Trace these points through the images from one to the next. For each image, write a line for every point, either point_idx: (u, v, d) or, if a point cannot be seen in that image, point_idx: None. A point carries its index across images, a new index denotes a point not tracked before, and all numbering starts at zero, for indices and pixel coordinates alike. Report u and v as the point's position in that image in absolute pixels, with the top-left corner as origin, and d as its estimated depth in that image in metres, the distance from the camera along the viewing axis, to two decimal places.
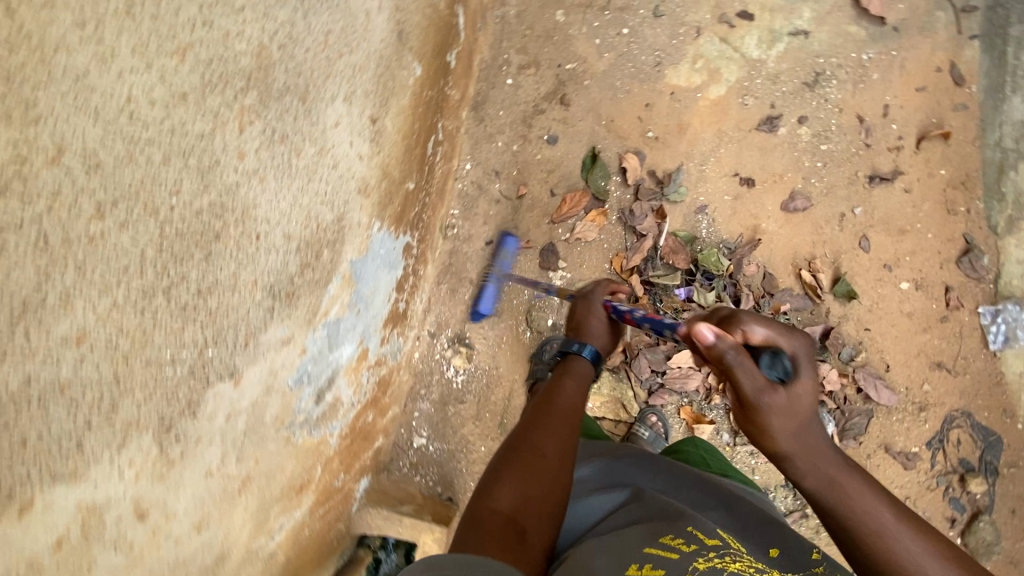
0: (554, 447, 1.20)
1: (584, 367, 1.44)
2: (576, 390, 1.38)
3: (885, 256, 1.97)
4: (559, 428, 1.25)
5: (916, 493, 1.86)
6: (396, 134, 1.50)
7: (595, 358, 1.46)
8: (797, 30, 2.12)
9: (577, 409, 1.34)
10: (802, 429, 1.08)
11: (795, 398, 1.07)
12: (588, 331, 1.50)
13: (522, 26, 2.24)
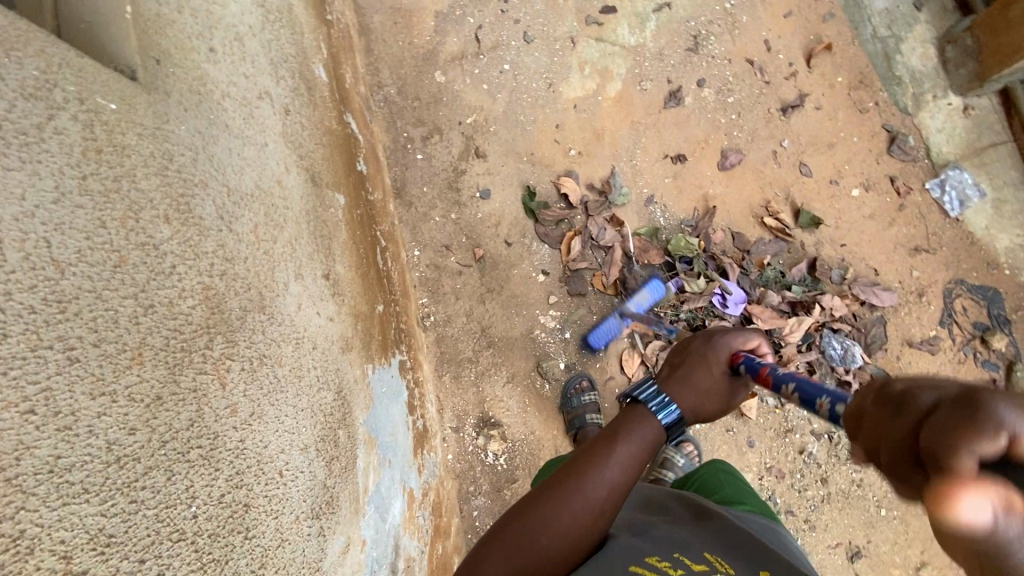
0: (566, 533, 0.80)
1: (651, 431, 0.88)
2: (632, 460, 0.87)
3: (827, 173, 2.04)
4: (583, 511, 0.82)
5: (952, 372, 1.89)
6: (349, 271, 1.43)
7: (674, 423, 0.89)
8: (659, 5, 2.19)
9: (621, 489, 0.84)
10: None
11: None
12: (689, 379, 0.93)
13: (409, 100, 2.21)
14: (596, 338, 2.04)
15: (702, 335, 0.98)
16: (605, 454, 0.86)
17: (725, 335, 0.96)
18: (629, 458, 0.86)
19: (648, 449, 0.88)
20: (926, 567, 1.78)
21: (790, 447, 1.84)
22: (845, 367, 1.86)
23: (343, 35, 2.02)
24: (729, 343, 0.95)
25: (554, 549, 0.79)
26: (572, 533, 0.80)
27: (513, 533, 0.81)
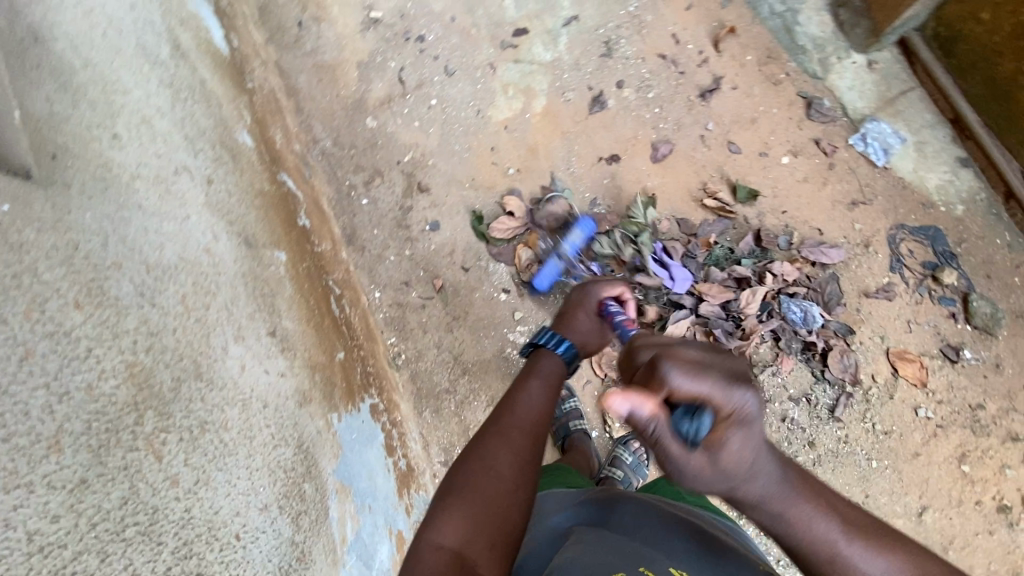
0: (512, 458, 0.90)
1: (554, 365, 1.11)
2: (547, 388, 1.05)
3: (755, 147, 2.11)
4: (521, 439, 0.94)
5: (913, 314, 1.92)
6: (300, 325, 1.44)
7: (569, 357, 1.14)
8: (567, 19, 2.29)
9: (545, 412, 1.01)
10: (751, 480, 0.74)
11: (735, 446, 0.71)
12: (572, 325, 1.20)
13: (346, 150, 2.26)
14: (539, 282, 2.07)
15: (585, 289, 1.24)
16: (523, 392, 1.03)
17: (601, 286, 1.23)
18: (545, 386, 1.05)
19: (557, 381, 1.09)
20: (929, 513, 1.75)
21: (771, 417, 1.84)
22: (808, 328, 1.88)
23: (268, 100, 2.07)
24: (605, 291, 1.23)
25: (505, 475, 0.88)
26: (516, 455, 0.91)
27: (470, 466, 0.88)
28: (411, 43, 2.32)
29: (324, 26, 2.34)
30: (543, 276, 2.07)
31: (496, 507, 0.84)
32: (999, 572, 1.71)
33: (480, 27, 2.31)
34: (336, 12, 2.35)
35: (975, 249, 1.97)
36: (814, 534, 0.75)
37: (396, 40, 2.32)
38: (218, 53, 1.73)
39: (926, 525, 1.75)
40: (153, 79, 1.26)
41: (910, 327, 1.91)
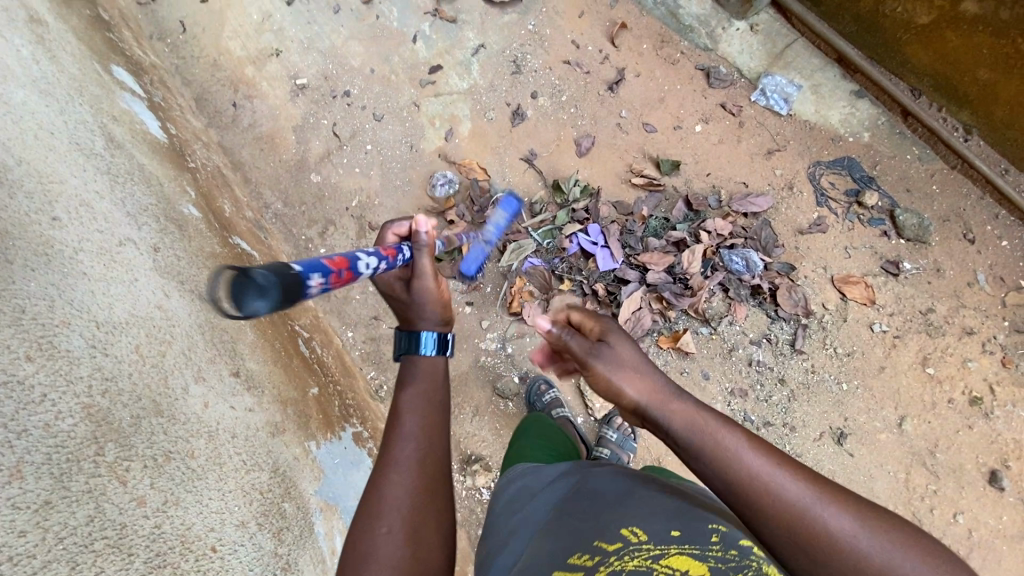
0: (398, 498, 0.89)
1: (427, 364, 1.06)
2: (425, 398, 1.02)
3: (669, 123, 2.26)
4: (407, 473, 0.92)
5: (848, 239, 2.01)
6: (266, 365, 1.52)
7: (438, 340, 1.08)
8: (474, 49, 2.47)
9: (427, 430, 0.98)
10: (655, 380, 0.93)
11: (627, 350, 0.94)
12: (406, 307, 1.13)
13: (296, 207, 2.39)
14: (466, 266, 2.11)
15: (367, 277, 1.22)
16: (403, 408, 1.00)
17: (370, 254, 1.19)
18: (421, 400, 1.01)
19: (435, 381, 1.05)
20: (907, 421, 1.81)
21: (739, 364, 1.91)
22: (751, 274, 1.97)
23: (214, 177, 2.23)
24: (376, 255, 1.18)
25: (395, 525, 0.86)
26: (403, 495, 0.90)
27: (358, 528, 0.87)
28: (338, 100, 2.49)
29: (257, 102, 2.52)
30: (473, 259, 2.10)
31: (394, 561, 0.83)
32: (988, 462, 1.77)
33: (398, 72, 2.50)
34: (265, 87, 2.54)
35: (891, 168, 2.08)
36: (718, 440, 0.81)
37: (324, 99, 2.50)
38: (155, 142, 1.89)
39: (907, 434, 1.80)
40: (91, 169, 1.41)
41: (848, 252, 2.00)
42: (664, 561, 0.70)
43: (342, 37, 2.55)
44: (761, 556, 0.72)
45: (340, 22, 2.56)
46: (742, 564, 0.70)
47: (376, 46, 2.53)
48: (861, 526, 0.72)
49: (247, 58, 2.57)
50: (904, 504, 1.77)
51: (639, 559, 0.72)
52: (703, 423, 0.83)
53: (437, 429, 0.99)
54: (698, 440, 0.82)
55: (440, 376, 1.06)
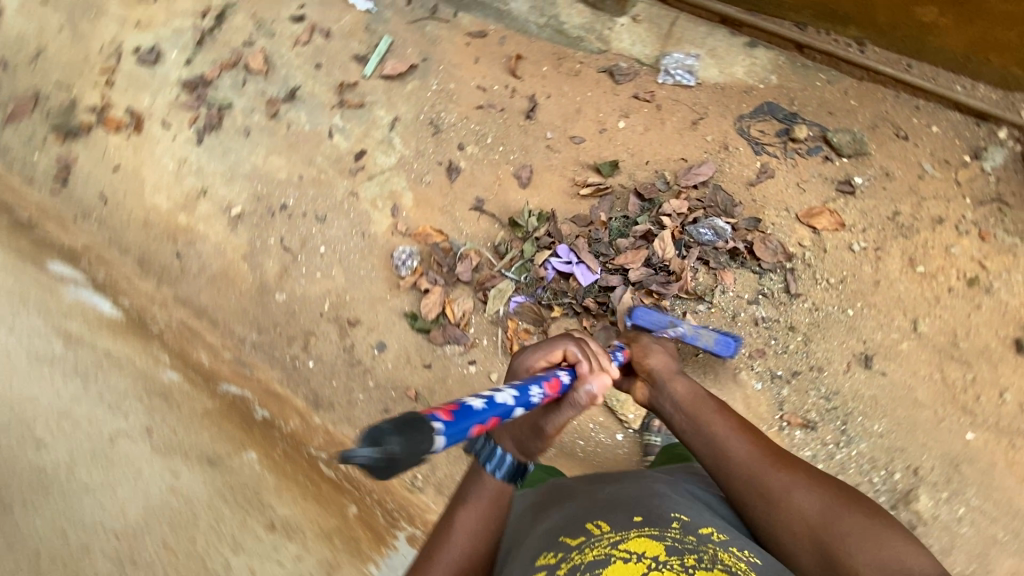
0: None
1: (490, 483, 1.18)
2: (479, 511, 1.16)
3: (593, 128, 2.32)
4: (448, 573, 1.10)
5: (797, 175, 2.08)
6: (298, 503, 1.46)
7: (512, 475, 1.18)
8: (389, 124, 2.52)
9: (476, 542, 1.13)
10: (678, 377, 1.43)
11: (661, 362, 1.47)
12: (523, 435, 1.19)
13: (271, 331, 2.35)
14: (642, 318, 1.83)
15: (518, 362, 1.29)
16: (460, 519, 1.15)
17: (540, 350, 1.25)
18: (477, 515, 1.16)
19: (495, 503, 1.17)
20: (921, 323, 1.84)
21: (747, 328, 1.92)
22: (723, 239, 2.00)
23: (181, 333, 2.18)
24: (539, 360, 1.23)
25: None
26: None
27: None
28: (277, 215, 2.49)
29: (199, 244, 2.50)
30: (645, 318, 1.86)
31: None
32: (1010, 334, 1.79)
33: (326, 170, 2.52)
34: (203, 227, 2.53)
35: (808, 98, 2.17)
36: (713, 422, 1.25)
37: (264, 219, 2.49)
38: (111, 321, 1.84)
39: (926, 335, 1.83)
40: (54, 373, 1.39)
41: (802, 188, 2.05)
42: (623, 545, 0.90)
43: (262, 155, 2.57)
44: (711, 545, 0.91)
45: (255, 143, 2.59)
46: (694, 549, 0.89)
47: (296, 153, 2.55)
48: (798, 483, 1.08)
49: (176, 206, 2.57)
50: (951, 402, 1.78)
51: (601, 549, 0.90)
52: (704, 411, 1.28)
53: (481, 544, 1.14)
54: (692, 406, 1.32)
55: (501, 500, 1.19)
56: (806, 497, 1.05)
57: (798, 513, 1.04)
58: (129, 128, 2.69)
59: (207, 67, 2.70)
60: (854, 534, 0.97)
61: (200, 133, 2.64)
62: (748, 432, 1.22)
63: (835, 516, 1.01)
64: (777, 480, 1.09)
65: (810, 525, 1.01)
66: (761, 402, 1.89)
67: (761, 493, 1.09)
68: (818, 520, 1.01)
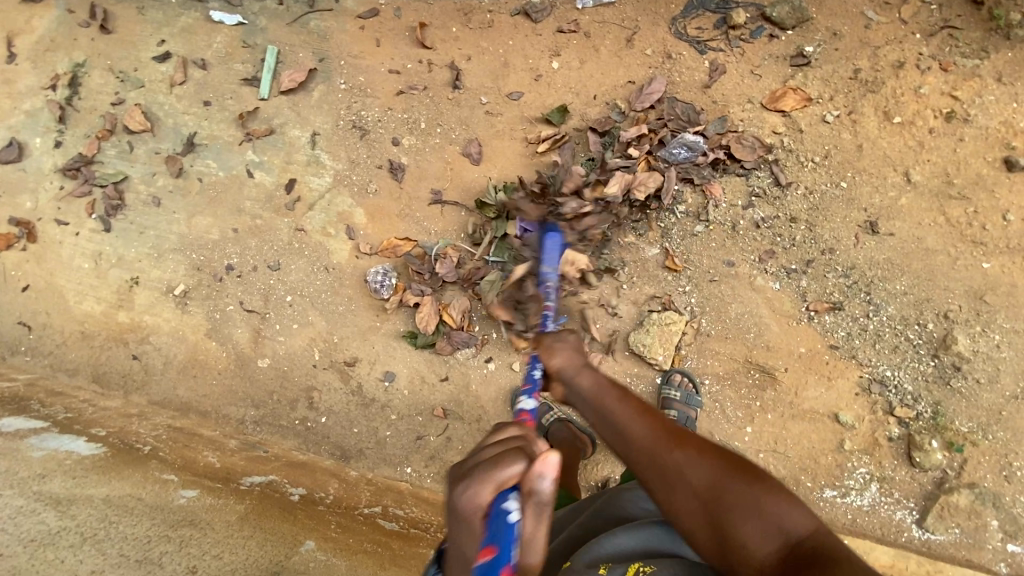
0: None
1: None
2: None
3: (527, 78, 2.14)
4: None
5: (748, 63, 1.98)
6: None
7: None
8: (310, 143, 2.27)
9: None
10: (574, 365, 1.18)
11: (568, 359, 1.18)
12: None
13: (269, 401, 2.16)
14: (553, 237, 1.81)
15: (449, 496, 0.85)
16: None
17: (477, 478, 0.80)
18: None
19: None
20: (913, 173, 1.82)
21: (750, 233, 1.89)
22: (699, 151, 1.91)
23: (176, 439, 1.98)
24: (481, 490, 0.79)
25: None
26: None
27: None
28: (227, 278, 2.24)
29: (154, 338, 2.25)
30: (551, 251, 1.74)
31: None
32: (997, 156, 1.79)
33: (260, 214, 2.26)
34: (151, 319, 2.26)
35: None
36: (614, 412, 1.07)
37: (214, 288, 2.24)
38: (96, 461, 1.64)
39: (920, 183, 1.82)
40: (63, 552, 1.21)
41: (757, 75, 1.97)
42: None
43: (185, 221, 2.30)
44: None
45: (171, 210, 2.31)
46: None
47: (221, 206, 2.28)
48: (700, 474, 0.93)
49: (111, 307, 2.29)
50: (960, 239, 1.80)
51: None
52: (605, 404, 1.09)
53: None
54: (594, 398, 1.11)
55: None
56: (701, 473, 0.94)
57: (693, 493, 0.92)
58: (20, 240, 2.34)
59: (81, 143, 2.35)
60: (745, 511, 0.88)
61: (104, 219, 2.33)
62: (644, 408, 1.07)
63: (727, 489, 0.91)
64: (678, 474, 0.94)
65: (706, 505, 0.90)
66: (785, 300, 1.88)
67: (659, 476, 0.96)
68: (713, 496, 0.91)
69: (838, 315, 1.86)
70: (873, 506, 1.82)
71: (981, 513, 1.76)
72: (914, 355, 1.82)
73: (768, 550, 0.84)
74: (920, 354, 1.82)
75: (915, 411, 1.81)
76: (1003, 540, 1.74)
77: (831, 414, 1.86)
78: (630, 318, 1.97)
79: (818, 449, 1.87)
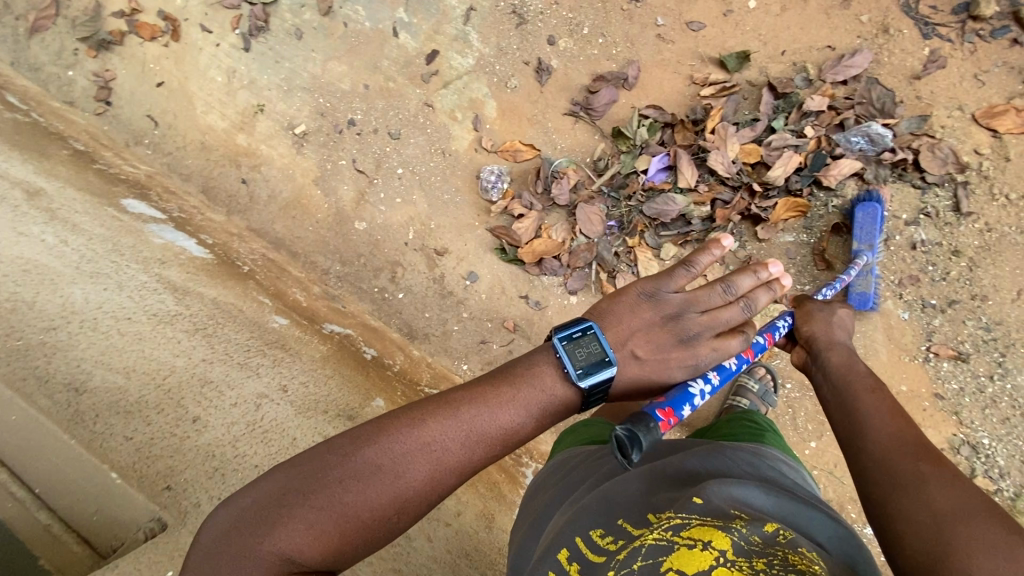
0: (447, 438, 0.87)
1: (553, 384, 0.94)
2: (522, 418, 0.92)
3: (716, 11, 1.93)
4: (464, 440, 0.88)
5: (975, 65, 1.73)
6: None
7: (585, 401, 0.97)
8: (464, 17, 2.15)
9: (510, 431, 0.91)
10: (840, 351, 1.19)
11: (825, 329, 1.25)
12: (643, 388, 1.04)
13: (355, 262, 2.21)
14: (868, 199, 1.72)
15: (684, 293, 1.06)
16: (511, 399, 0.92)
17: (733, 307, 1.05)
18: (517, 407, 0.92)
19: (547, 411, 0.93)
20: None
21: (901, 253, 1.75)
22: (881, 148, 1.73)
23: (268, 269, 2.08)
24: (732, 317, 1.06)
25: (418, 468, 0.85)
26: (453, 450, 0.87)
27: (406, 417, 0.88)
28: (346, 132, 2.24)
29: (265, 169, 2.30)
30: (864, 224, 1.70)
31: (412, 484, 0.85)
32: None
33: (394, 76, 2.21)
34: (266, 149, 2.30)
35: None
36: (864, 400, 1.04)
37: (332, 138, 2.25)
38: (203, 263, 1.73)
39: None
40: (179, 334, 1.34)
41: (981, 80, 1.73)
42: (685, 532, 0.73)
43: (320, 62, 2.27)
44: (787, 550, 0.69)
45: (310, 47, 2.27)
46: (765, 553, 0.68)
47: (358, 58, 2.23)
48: (937, 483, 0.80)
49: (233, 126, 2.33)
50: None
51: (661, 535, 0.74)
52: (855, 386, 1.07)
53: (506, 439, 0.91)
54: (839, 380, 1.12)
55: (547, 405, 0.93)
56: (944, 496, 0.77)
57: (922, 504, 0.78)
58: (164, 35, 2.38)
59: None
60: (983, 548, 0.69)
61: (246, 37, 2.32)
62: (904, 419, 0.96)
63: (965, 521, 0.72)
64: (910, 473, 0.84)
65: (933, 522, 0.75)
66: (907, 332, 1.74)
67: (888, 479, 0.85)
68: (945, 518, 0.74)
69: (958, 366, 1.71)
70: None
71: None
72: None
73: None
74: None
75: (995, 485, 1.67)
76: None
77: None
78: None
79: None
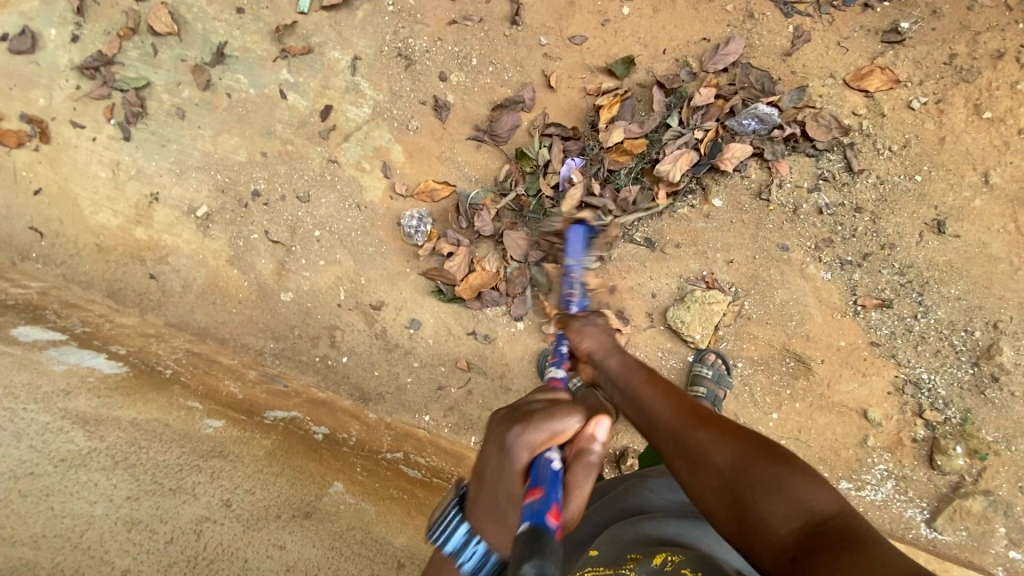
0: None
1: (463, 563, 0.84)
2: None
3: (593, 22, 1.97)
4: None
5: (837, 33, 1.85)
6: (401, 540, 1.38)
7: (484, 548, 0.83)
8: (350, 67, 2.11)
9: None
10: (607, 352, 1.21)
11: (592, 339, 1.24)
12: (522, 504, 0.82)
13: (290, 335, 2.11)
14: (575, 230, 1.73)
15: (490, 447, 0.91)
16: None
17: (526, 428, 0.84)
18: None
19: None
20: (992, 174, 1.75)
21: (810, 219, 1.84)
22: (772, 125, 1.82)
23: (196, 365, 1.96)
24: (533, 442, 0.83)
25: None
26: None
27: None
28: (252, 205, 2.14)
29: (173, 259, 2.16)
30: (575, 243, 1.69)
31: None
32: None
33: (291, 139, 2.13)
34: (171, 239, 2.17)
35: None
36: (641, 393, 1.08)
37: (238, 214, 2.14)
38: (118, 380, 1.60)
39: (998, 186, 1.75)
40: (95, 474, 1.20)
41: (844, 47, 1.84)
42: None
43: (209, 138, 2.16)
44: None
45: (195, 124, 2.16)
46: None
47: (249, 127, 2.14)
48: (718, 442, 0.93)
49: (129, 221, 2.18)
50: None
51: None
52: (634, 383, 1.10)
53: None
54: (616, 381, 1.14)
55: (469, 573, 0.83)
56: (722, 452, 0.92)
57: (714, 470, 0.91)
58: (32, 139, 2.19)
59: (100, 40, 2.17)
60: (763, 489, 0.85)
61: (123, 126, 2.18)
62: (675, 396, 1.05)
63: (749, 465, 0.88)
64: (695, 443, 0.95)
65: (726, 480, 0.89)
66: (833, 291, 1.83)
67: (690, 465, 0.94)
68: (734, 475, 0.88)
69: (885, 313, 1.81)
70: (886, 501, 1.81)
71: (990, 520, 1.74)
72: (955, 360, 1.78)
73: (789, 528, 0.80)
74: (961, 360, 1.77)
75: (943, 415, 1.78)
76: (1007, 547, 1.73)
77: (859, 410, 1.83)
78: (678, 284, 1.91)
79: (841, 442, 1.84)
